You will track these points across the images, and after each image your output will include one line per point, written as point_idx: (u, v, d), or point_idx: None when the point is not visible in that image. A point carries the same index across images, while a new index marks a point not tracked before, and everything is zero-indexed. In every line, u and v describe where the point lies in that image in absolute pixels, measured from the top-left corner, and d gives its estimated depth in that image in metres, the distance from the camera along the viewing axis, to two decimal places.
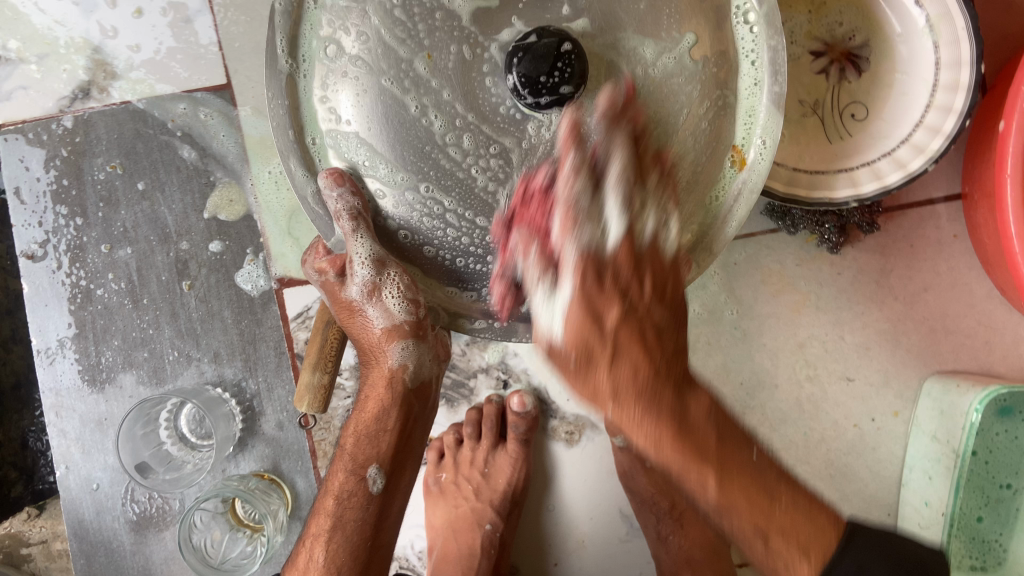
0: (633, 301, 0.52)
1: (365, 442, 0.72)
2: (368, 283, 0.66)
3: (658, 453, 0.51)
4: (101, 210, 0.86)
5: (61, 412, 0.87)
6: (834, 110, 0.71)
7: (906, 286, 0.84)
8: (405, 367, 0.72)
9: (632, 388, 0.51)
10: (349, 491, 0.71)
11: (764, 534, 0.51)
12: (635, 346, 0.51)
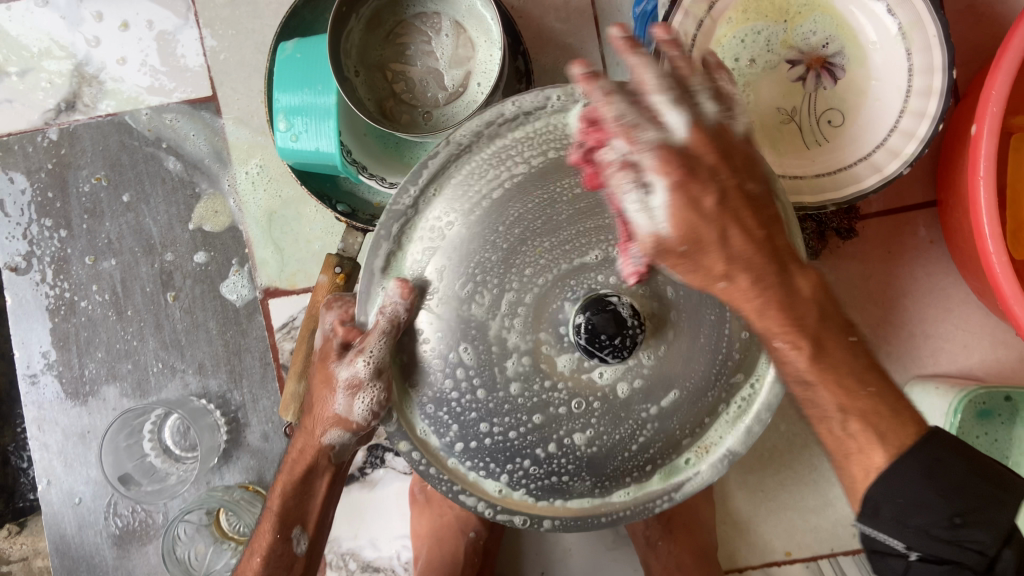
0: (726, 183, 0.47)
1: (291, 502, 0.64)
2: (349, 381, 0.55)
3: (760, 323, 0.49)
4: (86, 222, 0.86)
5: (43, 426, 0.87)
6: (811, 117, 0.73)
7: (885, 289, 0.86)
8: (333, 446, 0.62)
9: (744, 259, 0.47)
10: (276, 551, 0.64)
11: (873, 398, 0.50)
12: (741, 231, 0.47)
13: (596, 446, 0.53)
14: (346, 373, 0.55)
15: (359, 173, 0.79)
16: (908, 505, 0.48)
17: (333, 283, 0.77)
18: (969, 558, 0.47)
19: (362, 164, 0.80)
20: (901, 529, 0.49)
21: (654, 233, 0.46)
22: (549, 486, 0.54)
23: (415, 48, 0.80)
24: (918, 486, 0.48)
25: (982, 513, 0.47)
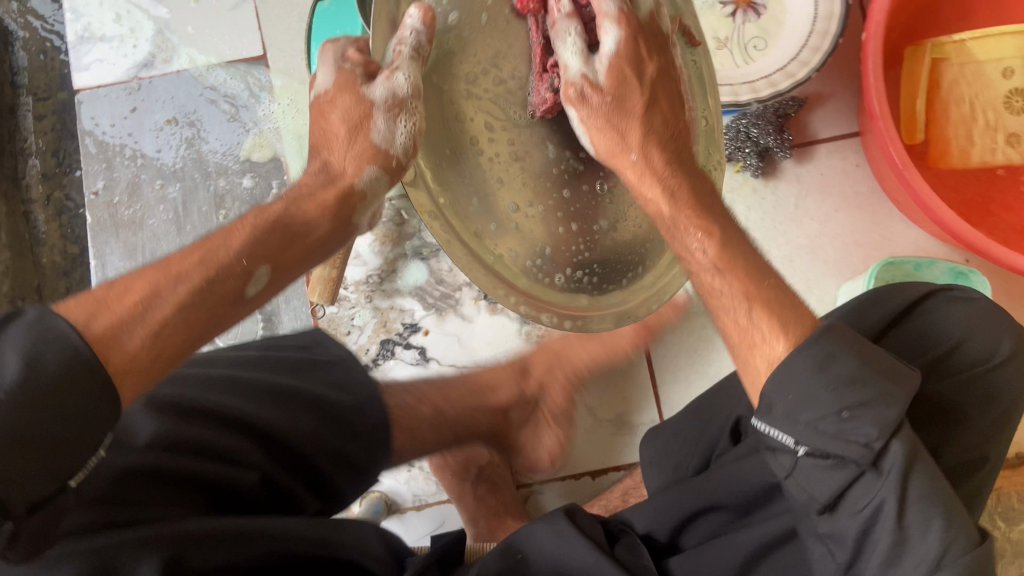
0: (660, 62, 0.63)
1: (272, 237, 0.57)
2: (390, 99, 0.57)
3: (669, 175, 0.62)
4: (157, 155, 1.05)
5: None
6: (740, 43, 0.91)
7: (819, 205, 1.01)
8: (363, 195, 0.62)
9: (658, 127, 0.63)
10: (231, 265, 0.53)
11: (750, 306, 0.57)
12: (661, 114, 0.63)
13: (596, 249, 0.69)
14: (382, 99, 0.57)
15: None
16: (796, 402, 0.52)
17: None
18: (851, 449, 0.50)
19: None
20: (789, 425, 0.52)
21: (583, 74, 0.61)
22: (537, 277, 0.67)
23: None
24: (807, 383, 0.52)
25: (864, 405, 0.51)
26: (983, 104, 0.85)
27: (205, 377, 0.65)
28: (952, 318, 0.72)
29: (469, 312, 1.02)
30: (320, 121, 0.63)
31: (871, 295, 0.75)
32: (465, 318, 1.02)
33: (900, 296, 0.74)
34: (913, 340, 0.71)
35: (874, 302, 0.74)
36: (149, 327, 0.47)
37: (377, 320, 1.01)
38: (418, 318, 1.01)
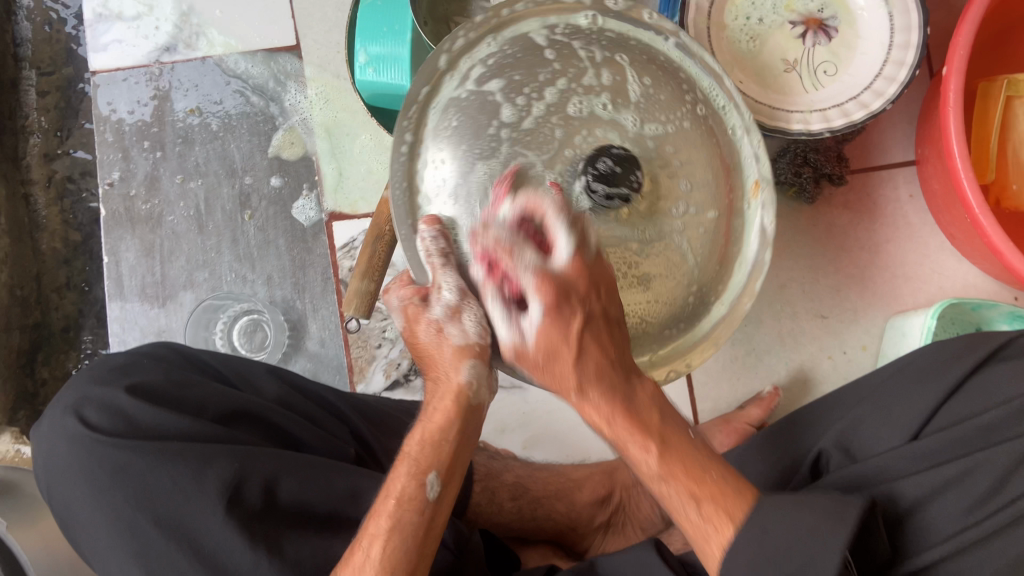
0: (596, 307, 0.56)
1: (427, 449, 0.58)
2: (449, 306, 0.56)
3: (611, 430, 0.56)
4: (178, 147, 0.99)
5: (124, 324, 0.97)
6: (810, 67, 0.87)
7: (870, 234, 0.98)
8: (472, 386, 0.58)
9: (595, 379, 0.55)
10: (408, 494, 0.56)
11: (699, 502, 0.52)
12: (598, 350, 0.56)
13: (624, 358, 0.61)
14: (444, 303, 0.56)
15: None
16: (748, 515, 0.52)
17: None
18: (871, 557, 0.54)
19: None
20: None
21: (512, 340, 0.56)
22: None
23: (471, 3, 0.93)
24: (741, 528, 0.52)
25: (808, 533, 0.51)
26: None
27: (148, 391, 0.70)
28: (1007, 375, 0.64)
29: None
30: (412, 342, 0.61)
31: (929, 361, 0.70)
32: None
33: (963, 356, 0.67)
34: (980, 397, 0.64)
35: (942, 364, 0.68)
36: (398, 546, 0.54)
37: None
38: None
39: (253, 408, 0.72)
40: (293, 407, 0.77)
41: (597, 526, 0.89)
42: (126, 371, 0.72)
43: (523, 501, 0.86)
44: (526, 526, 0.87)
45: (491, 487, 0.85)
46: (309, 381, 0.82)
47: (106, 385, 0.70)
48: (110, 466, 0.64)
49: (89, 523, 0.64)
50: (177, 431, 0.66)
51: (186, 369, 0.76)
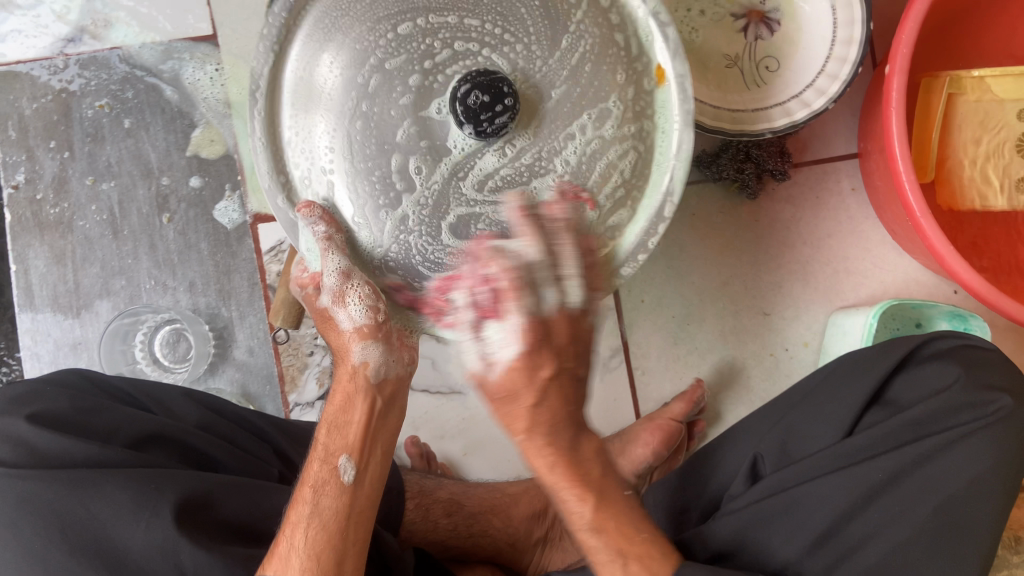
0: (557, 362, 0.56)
1: (330, 433, 0.62)
2: (335, 291, 0.59)
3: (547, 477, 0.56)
4: (87, 146, 0.92)
5: (36, 337, 0.91)
6: (753, 64, 0.84)
7: (812, 229, 0.97)
8: (368, 366, 0.62)
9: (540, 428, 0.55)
10: (317, 478, 0.60)
11: (625, 559, 0.56)
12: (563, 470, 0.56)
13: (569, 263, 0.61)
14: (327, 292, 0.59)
15: None
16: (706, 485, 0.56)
17: None
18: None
19: None
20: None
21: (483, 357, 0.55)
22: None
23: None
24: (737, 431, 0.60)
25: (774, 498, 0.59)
26: (998, 131, 0.81)
27: (45, 416, 0.61)
28: (930, 378, 0.65)
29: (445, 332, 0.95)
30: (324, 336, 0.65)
31: (857, 361, 0.69)
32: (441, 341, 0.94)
33: (879, 361, 0.67)
34: (919, 386, 0.65)
35: (857, 371, 0.68)
36: (319, 532, 0.58)
37: None
38: None
39: (169, 431, 0.65)
40: (215, 430, 0.70)
41: (536, 542, 0.86)
42: (21, 396, 0.63)
43: (459, 518, 0.84)
44: (463, 544, 0.84)
45: (423, 504, 0.83)
46: (227, 401, 0.74)
47: (4, 414, 0.61)
48: (14, 498, 0.57)
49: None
50: (87, 462, 0.59)
51: (89, 391, 0.67)
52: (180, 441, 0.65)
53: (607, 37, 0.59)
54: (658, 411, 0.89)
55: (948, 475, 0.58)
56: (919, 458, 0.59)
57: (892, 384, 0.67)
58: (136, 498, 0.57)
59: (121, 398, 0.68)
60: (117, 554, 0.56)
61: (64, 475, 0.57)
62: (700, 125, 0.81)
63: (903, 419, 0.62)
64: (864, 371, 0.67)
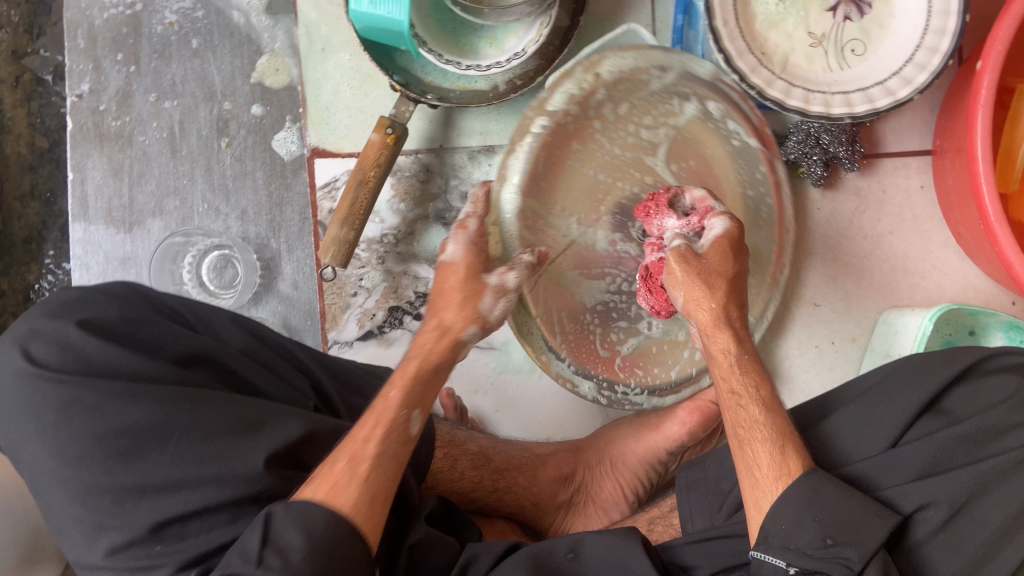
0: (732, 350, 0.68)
1: (419, 382, 0.65)
2: (501, 285, 0.69)
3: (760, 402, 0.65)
4: (154, 62, 0.92)
5: (88, 247, 0.92)
6: (838, 45, 0.81)
7: (874, 225, 0.95)
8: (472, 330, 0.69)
9: (738, 372, 0.67)
10: (389, 435, 0.60)
11: (783, 447, 0.62)
12: (737, 360, 0.67)
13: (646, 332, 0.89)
14: (500, 281, 0.69)
15: (418, 47, 0.86)
16: (790, 529, 0.57)
17: (383, 143, 0.85)
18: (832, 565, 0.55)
19: (424, 40, 0.87)
20: (782, 549, 0.57)
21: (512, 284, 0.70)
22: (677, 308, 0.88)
23: (596, 125, 0.84)
24: (798, 517, 0.58)
25: (849, 534, 0.56)
26: None
27: (93, 323, 0.62)
28: (994, 392, 0.63)
29: None
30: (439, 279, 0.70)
31: (919, 362, 0.67)
32: None
33: (942, 366, 0.65)
34: (980, 397, 0.63)
35: (908, 379, 0.66)
36: (351, 485, 0.56)
37: (388, 286, 0.93)
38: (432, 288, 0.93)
39: (214, 353, 0.65)
40: (258, 358, 0.69)
41: (559, 504, 0.86)
42: (74, 305, 0.64)
43: (485, 471, 0.84)
44: (485, 497, 0.84)
45: (451, 455, 0.82)
46: (272, 329, 0.74)
47: (53, 317, 0.62)
48: (57, 401, 0.58)
49: (31, 462, 0.58)
50: (129, 371, 0.60)
51: (141, 305, 0.67)
52: (223, 363, 0.65)
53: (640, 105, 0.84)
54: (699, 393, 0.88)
55: (998, 507, 0.58)
56: (987, 477, 0.59)
57: (950, 391, 0.65)
58: (169, 413, 0.58)
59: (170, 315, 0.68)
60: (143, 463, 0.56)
61: (103, 383, 0.58)
62: (777, 102, 0.79)
63: (951, 436, 0.61)
64: (918, 383, 0.65)
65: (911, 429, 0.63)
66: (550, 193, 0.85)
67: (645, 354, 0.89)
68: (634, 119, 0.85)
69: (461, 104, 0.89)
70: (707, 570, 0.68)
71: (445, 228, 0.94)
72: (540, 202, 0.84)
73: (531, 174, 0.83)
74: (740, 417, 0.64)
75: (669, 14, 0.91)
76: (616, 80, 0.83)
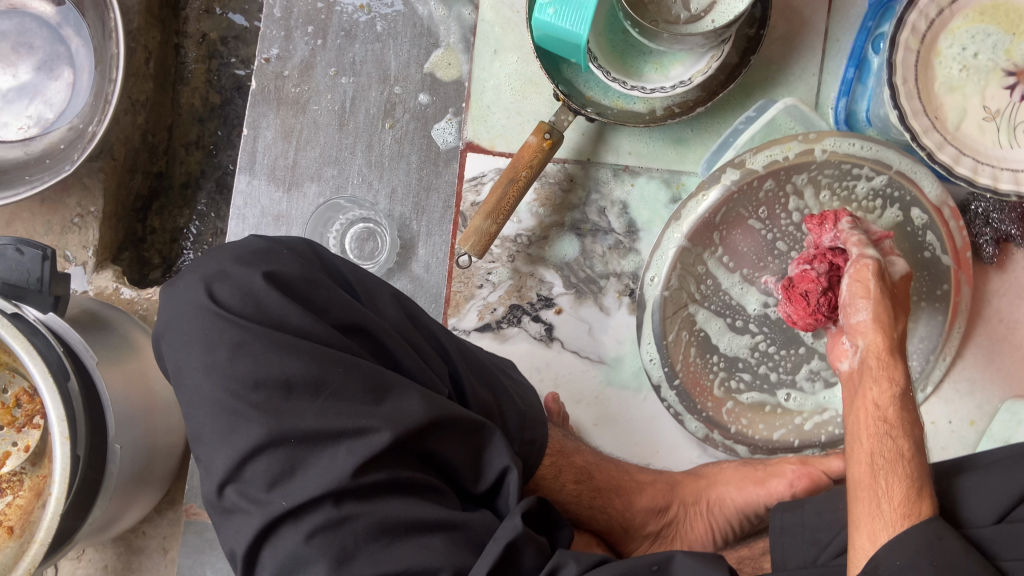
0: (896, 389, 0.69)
1: None
2: None
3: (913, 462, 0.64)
4: (339, 39, 0.98)
5: (248, 199, 0.97)
6: (1011, 123, 0.80)
7: (1013, 311, 0.92)
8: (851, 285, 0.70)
9: (896, 412, 0.67)
10: None
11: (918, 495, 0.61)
12: (894, 398, 0.68)
13: (776, 389, 0.92)
14: None
15: (590, 62, 0.89)
16: (902, 569, 0.57)
17: (539, 146, 0.88)
18: None
19: (596, 56, 0.90)
20: None
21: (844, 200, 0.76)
22: (812, 375, 0.91)
23: (791, 200, 0.87)
24: (914, 557, 0.57)
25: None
26: None
27: (277, 276, 0.65)
28: None
29: (609, 304, 0.96)
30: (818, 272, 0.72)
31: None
32: (603, 310, 0.96)
33: None
34: None
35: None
36: None
37: (513, 283, 0.97)
38: (556, 294, 0.96)
39: (373, 327, 0.67)
40: (407, 336, 0.70)
41: (648, 534, 0.86)
42: (263, 254, 0.67)
43: (585, 487, 0.83)
44: (580, 510, 0.84)
45: (558, 464, 0.81)
46: (426, 313, 0.74)
47: (242, 263, 0.65)
48: (229, 341, 0.62)
49: (195, 389, 0.62)
50: (296, 328, 0.63)
51: (317, 266, 0.69)
52: (377, 338, 0.67)
53: (835, 193, 0.87)
54: (814, 460, 0.87)
55: None
56: None
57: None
58: (326, 373, 0.62)
59: (338, 279, 0.70)
60: (293, 417, 0.61)
61: (274, 335, 0.62)
62: (946, 167, 0.79)
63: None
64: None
65: (1022, 505, 0.62)
66: (726, 238, 0.88)
67: (757, 409, 0.92)
68: (838, 207, 0.86)
69: (618, 121, 0.92)
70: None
71: (577, 238, 0.97)
72: (706, 249, 0.88)
73: (705, 223, 0.87)
74: (885, 445, 0.65)
75: (839, 67, 0.93)
76: (829, 161, 0.85)
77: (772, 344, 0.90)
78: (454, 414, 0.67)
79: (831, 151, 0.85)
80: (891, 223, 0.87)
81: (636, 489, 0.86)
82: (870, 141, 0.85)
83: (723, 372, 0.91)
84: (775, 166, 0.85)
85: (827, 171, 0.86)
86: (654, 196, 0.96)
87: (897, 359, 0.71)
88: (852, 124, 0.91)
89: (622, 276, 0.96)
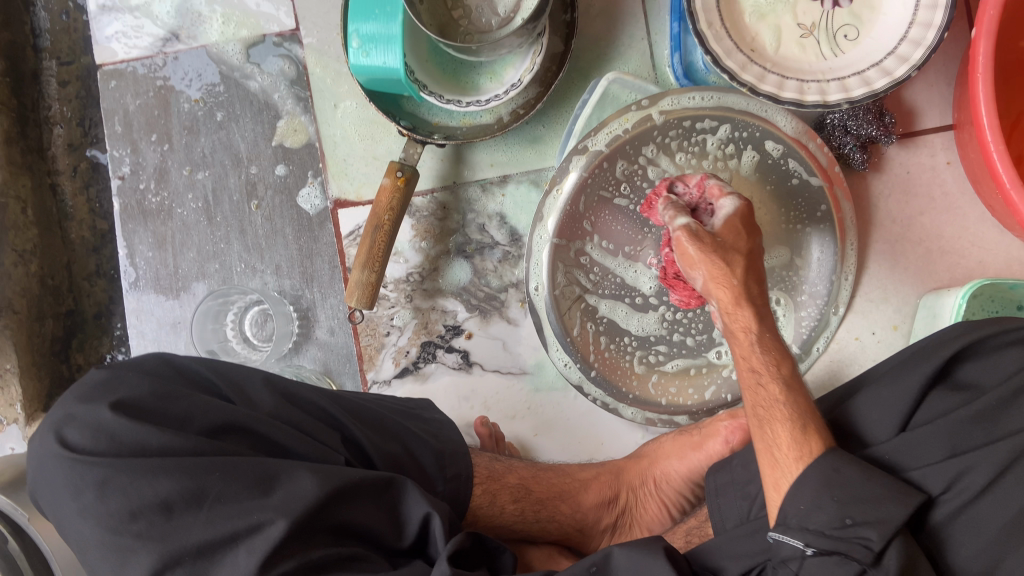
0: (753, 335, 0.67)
1: None
2: None
3: (790, 400, 0.63)
4: (185, 138, 0.99)
5: (140, 316, 0.99)
6: (829, 31, 0.80)
7: (903, 207, 0.92)
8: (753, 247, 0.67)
9: (764, 361, 0.65)
10: None
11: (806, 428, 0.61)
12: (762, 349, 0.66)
13: (695, 352, 0.91)
14: None
15: (420, 91, 0.89)
16: (807, 511, 0.57)
17: (395, 186, 0.87)
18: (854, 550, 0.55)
19: (424, 83, 0.90)
20: (801, 529, 0.57)
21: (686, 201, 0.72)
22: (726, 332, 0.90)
23: (649, 170, 0.87)
24: (816, 498, 0.57)
25: (872, 514, 0.56)
26: None
27: (126, 401, 0.60)
28: (1009, 362, 0.60)
29: (515, 315, 0.96)
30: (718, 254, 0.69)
31: (928, 343, 0.65)
32: (511, 322, 0.96)
33: (951, 339, 0.63)
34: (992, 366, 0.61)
35: (917, 358, 0.64)
36: None
37: (418, 322, 0.96)
38: (461, 320, 0.96)
39: (245, 420, 0.63)
40: (286, 418, 0.66)
41: (604, 528, 0.86)
42: (107, 384, 0.62)
43: (526, 503, 0.81)
44: (529, 526, 0.82)
45: (491, 489, 0.79)
46: (305, 386, 0.70)
47: (87, 401, 0.61)
48: (92, 481, 0.57)
49: (80, 538, 0.58)
50: (157, 449, 0.58)
51: (174, 379, 0.65)
52: (253, 429, 0.63)
53: (689, 150, 0.87)
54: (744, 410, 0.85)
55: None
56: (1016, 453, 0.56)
57: (961, 363, 0.63)
58: (201, 482, 0.57)
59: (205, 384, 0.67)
60: (182, 534, 0.56)
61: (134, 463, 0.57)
62: (772, 96, 0.78)
63: (964, 414, 0.58)
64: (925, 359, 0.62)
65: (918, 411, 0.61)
66: (596, 222, 0.88)
67: (683, 375, 0.91)
68: (697, 165, 0.87)
69: (468, 140, 0.92)
70: (738, 575, 0.64)
71: (465, 261, 0.96)
72: (582, 238, 0.88)
73: (569, 215, 0.87)
74: (761, 396, 0.64)
75: (665, 25, 0.93)
76: (669, 121, 0.86)
77: (677, 310, 0.89)
78: (354, 480, 0.63)
79: (668, 112, 0.85)
80: (752, 165, 0.87)
81: (580, 490, 0.84)
82: (711, 90, 0.85)
83: (635, 351, 0.90)
84: (619, 142, 0.86)
85: (674, 132, 0.86)
86: (527, 198, 0.96)
87: (745, 302, 0.67)
88: (693, 76, 0.90)
89: (519, 285, 0.96)
